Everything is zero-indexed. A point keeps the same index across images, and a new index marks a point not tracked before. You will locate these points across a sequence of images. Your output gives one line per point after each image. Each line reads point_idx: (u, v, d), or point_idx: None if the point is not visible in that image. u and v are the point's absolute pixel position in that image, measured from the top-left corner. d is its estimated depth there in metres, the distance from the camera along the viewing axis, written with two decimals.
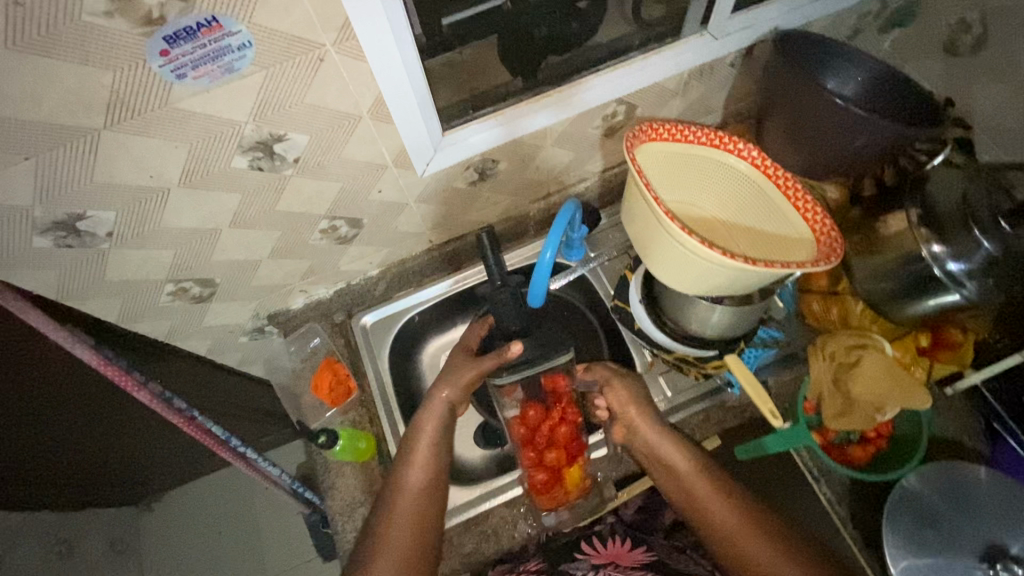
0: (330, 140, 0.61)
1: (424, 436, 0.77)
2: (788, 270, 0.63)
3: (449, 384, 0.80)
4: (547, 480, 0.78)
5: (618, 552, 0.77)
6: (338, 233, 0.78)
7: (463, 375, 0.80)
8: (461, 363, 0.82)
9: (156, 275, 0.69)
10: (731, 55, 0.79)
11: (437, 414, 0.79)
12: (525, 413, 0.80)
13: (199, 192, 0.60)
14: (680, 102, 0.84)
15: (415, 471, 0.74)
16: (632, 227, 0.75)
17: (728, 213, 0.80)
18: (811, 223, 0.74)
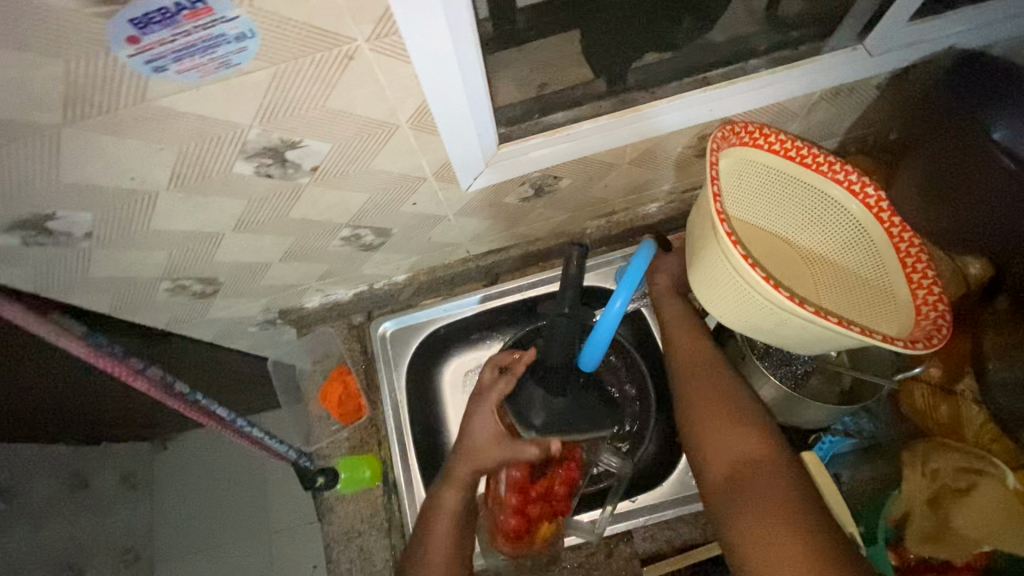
0: (358, 150, 0.49)
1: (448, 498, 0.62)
2: (882, 342, 0.49)
3: (474, 454, 0.62)
4: (517, 529, 0.68)
5: None
6: (362, 241, 0.66)
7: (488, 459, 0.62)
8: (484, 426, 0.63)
9: (150, 273, 0.60)
10: (881, 76, 0.61)
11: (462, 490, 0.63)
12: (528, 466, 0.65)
13: (195, 196, 0.49)
14: (797, 125, 0.67)
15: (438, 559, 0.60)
16: (691, 240, 0.61)
17: (809, 243, 0.66)
18: (918, 287, 0.59)
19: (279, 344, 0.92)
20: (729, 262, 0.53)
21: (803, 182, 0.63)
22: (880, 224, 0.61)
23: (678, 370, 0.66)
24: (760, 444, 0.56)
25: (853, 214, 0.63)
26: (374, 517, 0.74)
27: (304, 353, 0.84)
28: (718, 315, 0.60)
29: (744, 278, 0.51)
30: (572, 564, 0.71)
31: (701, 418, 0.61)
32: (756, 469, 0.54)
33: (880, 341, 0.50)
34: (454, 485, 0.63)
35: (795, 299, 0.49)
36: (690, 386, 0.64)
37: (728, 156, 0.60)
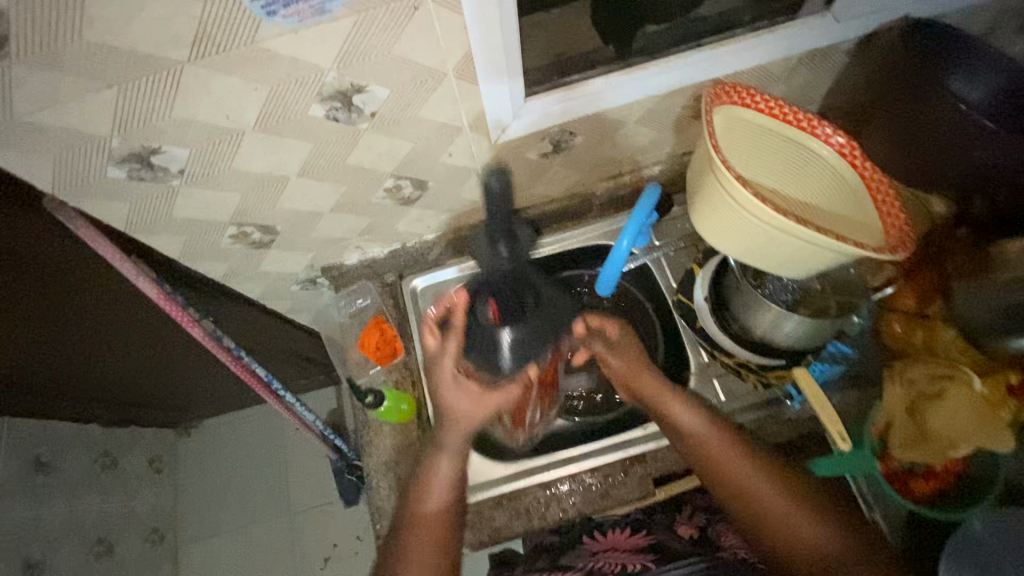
0: (412, 96, 0.58)
1: (433, 480, 0.64)
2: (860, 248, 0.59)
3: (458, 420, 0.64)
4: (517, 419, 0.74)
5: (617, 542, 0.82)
6: (402, 193, 0.75)
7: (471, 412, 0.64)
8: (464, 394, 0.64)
9: (220, 216, 0.68)
10: (849, 42, 0.71)
11: (453, 452, 0.65)
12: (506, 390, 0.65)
13: (273, 137, 0.58)
14: (780, 89, 0.77)
15: (422, 557, 0.60)
16: (693, 184, 0.71)
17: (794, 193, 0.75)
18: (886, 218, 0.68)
19: (315, 306, 1.00)
20: (726, 189, 0.62)
21: (786, 136, 0.73)
22: (853, 168, 0.71)
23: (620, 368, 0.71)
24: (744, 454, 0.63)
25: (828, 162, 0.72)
26: (409, 450, 0.82)
27: (341, 307, 0.92)
28: (721, 246, 0.69)
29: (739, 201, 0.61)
30: (592, 483, 0.78)
31: (682, 428, 0.67)
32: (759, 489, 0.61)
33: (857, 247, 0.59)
34: (446, 452, 0.65)
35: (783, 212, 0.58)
36: (659, 397, 0.68)
37: (721, 112, 0.70)
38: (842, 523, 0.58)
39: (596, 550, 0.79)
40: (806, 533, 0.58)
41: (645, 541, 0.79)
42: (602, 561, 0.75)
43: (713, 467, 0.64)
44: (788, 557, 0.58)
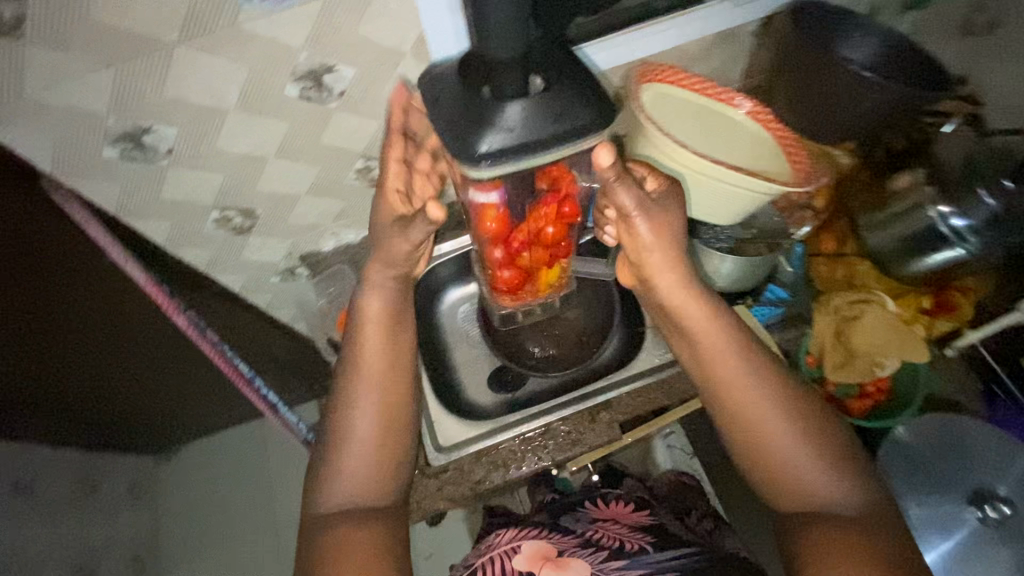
0: (375, 76, 0.67)
1: (370, 327, 0.67)
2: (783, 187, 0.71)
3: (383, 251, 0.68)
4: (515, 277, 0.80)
5: (619, 512, 0.88)
6: (372, 174, 0.83)
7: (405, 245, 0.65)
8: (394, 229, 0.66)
9: (204, 200, 0.75)
10: (752, 23, 0.83)
11: (382, 289, 0.68)
12: (496, 216, 0.69)
13: (252, 116, 0.66)
14: (701, 68, 0.89)
15: (354, 452, 0.63)
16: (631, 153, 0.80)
17: None
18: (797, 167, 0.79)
19: (295, 299, 1.06)
20: (662, 149, 0.73)
21: (706, 106, 0.83)
22: (766, 128, 0.81)
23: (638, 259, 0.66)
24: (753, 375, 0.60)
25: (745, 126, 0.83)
26: None
27: (320, 294, 0.98)
28: None
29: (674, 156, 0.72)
30: (564, 431, 0.84)
31: (694, 337, 0.63)
32: (761, 418, 0.58)
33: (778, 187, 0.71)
34: (374, 288, 0.68)
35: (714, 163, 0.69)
36: (677, 301, 0.64)
37: (648, 89, 0.79)
38: (842, 468, 0.56)
39: (596, 518, 0.86)
40: (800, 472, 0.56)
41: (646, 520, 0.86)
42: (602, 530, 0.81)
43: (720, 382, 0.61)
44: (774, 489, 0.58)
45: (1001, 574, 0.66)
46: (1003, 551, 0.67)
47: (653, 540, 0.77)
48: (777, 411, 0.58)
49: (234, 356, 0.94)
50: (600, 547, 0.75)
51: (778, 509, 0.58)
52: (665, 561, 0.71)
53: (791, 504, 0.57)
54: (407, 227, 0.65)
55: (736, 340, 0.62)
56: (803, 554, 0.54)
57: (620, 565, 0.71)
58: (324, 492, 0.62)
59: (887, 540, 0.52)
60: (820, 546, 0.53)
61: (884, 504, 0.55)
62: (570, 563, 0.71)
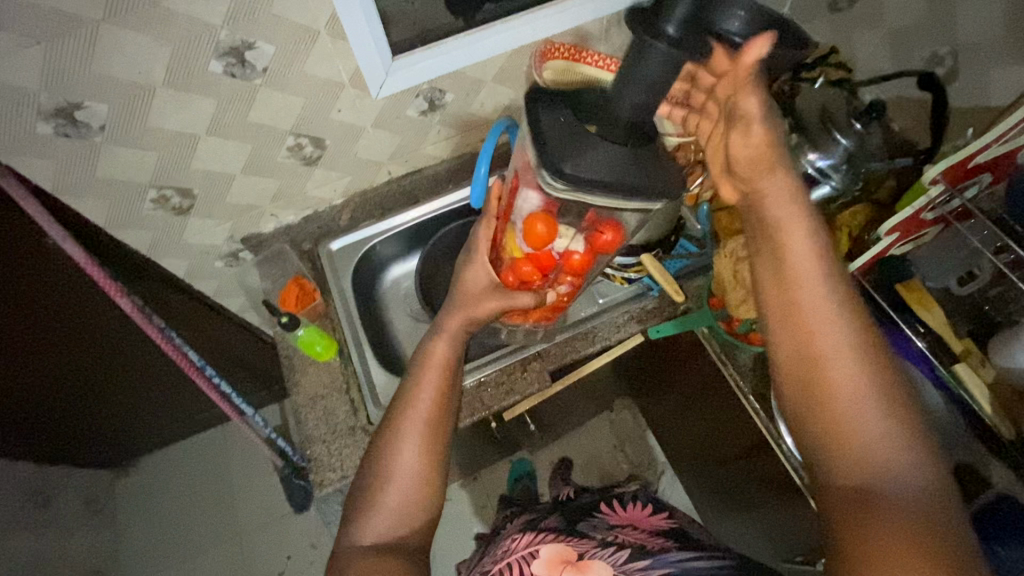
0: (294, 54, 0.74)
1: (430, 373, 0.66)
2: None
3: (466, 300, 0.68)
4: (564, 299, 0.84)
5: (635, 517, 0.91)
6: (304, 152, 0.89)
7: (487, 306, 0.68)
8: (477, 293, 0.68)
9: (140, 178, 0.80)
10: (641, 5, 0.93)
11: (453, 338, 0.68)
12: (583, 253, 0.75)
13: (182, 94, 0.72)
14: (604, 48, 0.98)
15: (399, 485, 0.62)
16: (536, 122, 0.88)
17: None
18: None
19: (242, 285, 1.10)
20: None
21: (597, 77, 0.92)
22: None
23: (749, 176, 0.58)
24: (849, 336, 0.52)
25: None
26: (334, 383, 0.92)
27: (264, 275, 1.02)
28: None
29: None
30: (497, 382, 0.90)
31: (790, 277, 0.54)
32: (843, 379, 0.51)
33: None
34: (444, 334, 0.68)
35: None
36: (784, 231, 0.55)
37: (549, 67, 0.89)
38: (917, 444, 0.49)
39: (614, 525, 0.87)
40: (873, 448, 0.49)
41: (665, 525, 0.88)
42: (622, 534, 0.82)
43: (803, 331, 0.53)
44: (833, 453, 0.51)
45: None
46: None
47: (676, 543, 0.78)
48: (863, 390, 0.50)
49: (180, 340, 0.97)
50: (624, 547, 0.77)
51: (826, 481, 0.51)
52: (686, 560, 0.73)
53: (842, 482, 0.50)
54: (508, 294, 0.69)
55: (842, 293, 0.53)
56: (845, 538, 0.48)
57: (645, 564, 0.72)
58: (363, 524, 0.61)
59: (943, 521, 0.46)
60: (868, 520, 0.47)
61: (949, 483, 0.48)
62: (591, 564, 0.73)
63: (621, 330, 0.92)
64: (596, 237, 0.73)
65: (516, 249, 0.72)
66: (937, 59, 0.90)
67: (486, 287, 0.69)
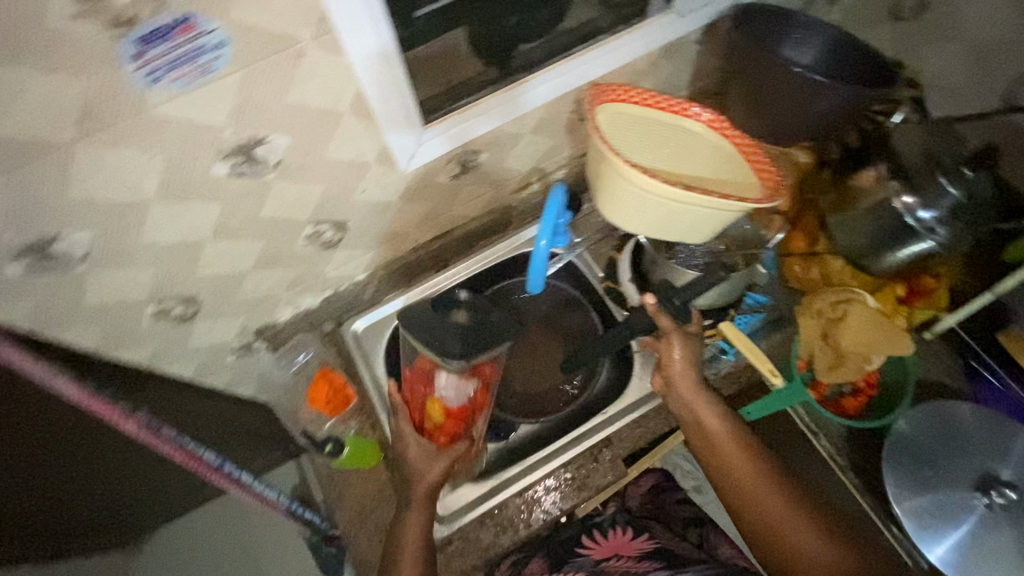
0: (312, 141, 0.61)
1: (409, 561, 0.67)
2: (744, 204, 0.68)
3: (417, 475, 0.73)
4: (479, 437, 0.82)
5: (619, 542, 0.87)
6: (323, 238, 0.76)
7: (435, 469, 0.73)
8: (422, 459, 0.74)
9: (136, 296, 0.66)
10: (695, 33, 0.81)
11: (422, 510, 0.71)
12: (476, 395, 0.83)
13: (179, 204, 0.58)
14: (650, 82, 0.87)
15: None
16: (591, 175, 0.77)
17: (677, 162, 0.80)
18: (760, 176, 0.76)
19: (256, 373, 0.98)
20: (615, 171, 0.70)
21: (662, 121, 0.80)
22: (721, 135, 0.78)
23: (666, 373, 0.74)
24: (769, 478, 0.65)
25: (698, 133, 0.80)
26: (382, 493, 0.81)
27: (283, 368, 0.91)
28: (625, 224, 0.77)
29: (620, 172, 0.69)
30: (568, 475, 0.81)
31: (709, 434, 0.69)
32: (791, 522, 0.62)
33: (731, 201, 0.68)
34: (420, 506, 0.71)
35: (663, 181, 0.66)
36: (697, 411, 0.71)
37: (604, 111, 0.76)
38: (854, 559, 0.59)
39: (597, 561, 0.83)
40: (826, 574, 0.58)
41: (649, 546, 0.84)
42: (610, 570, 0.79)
43: (737, 484, 0.66)
44: None
45: None
46: (1006, 532, 0.68)
47: (662, 563, 0.77)
48: (808, 528, 0.61)
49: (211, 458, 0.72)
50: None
51: None
52: None
53: None
54: (435, 456, 0.74)
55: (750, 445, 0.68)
56: None
57: None
58: None
59: None
60: None
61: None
62: None
63: None
64: (482, 372, 0.83)
65: (436, 417, 0.80)
66: None
67: (427, 458, 0.74)
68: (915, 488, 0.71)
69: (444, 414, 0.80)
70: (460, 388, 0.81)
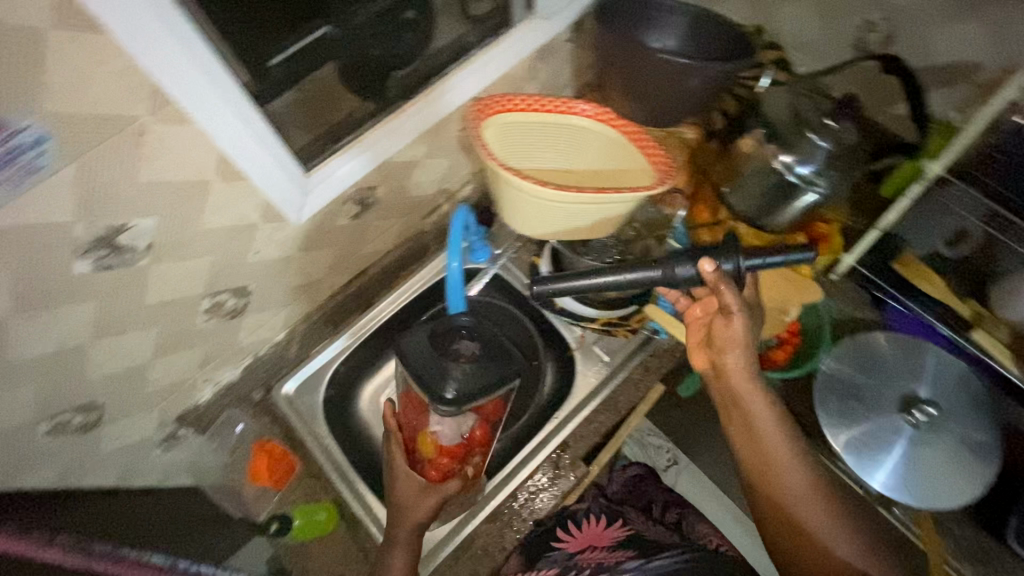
0: (183, 216, 0.57)
1: None
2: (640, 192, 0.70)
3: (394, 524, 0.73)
4: (475, 473, 0.79)
5: (593, 533, 0.83)
6: (225, 308, 0.72)
7: (424, 507, 0.72)
8: (412, 496, 0.73)
9: (22, 419, 0.60)
10: (563, 32, 0.82)
11: (408, 547, 0.71)
12: (473, 432, 0.79)
13: (44, 313, 0.53)
14: (531, 86, 0.87)
15: None
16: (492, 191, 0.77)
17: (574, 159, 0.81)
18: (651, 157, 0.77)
19: None
20: (512, 186, 0.71)
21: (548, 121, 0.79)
22: (610, 127, 0.78)
23: (719, 351, 0.69)
24: (796, 458, 0.68)
25: (586, 126, 0.80)
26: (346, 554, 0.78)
27: (217, 449, 0.85)
28: (537, 233, 0.78)
29: (516, 187, 0.70)
30: (534, 486, 0.81)
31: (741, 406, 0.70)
32: (802, 498, 0.67)
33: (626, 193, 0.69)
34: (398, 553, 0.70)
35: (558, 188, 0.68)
36: (738, 390, 0.70)
37: (490, 124, 0.75)
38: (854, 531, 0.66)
39: (573, 552, 0.78)
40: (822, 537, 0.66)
41: (623, 534, 0.83)
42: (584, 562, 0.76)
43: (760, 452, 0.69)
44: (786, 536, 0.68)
45: (959, 491, 0.71)
46: (934, 446, 0.73)
47: (633, 552, 0.77)
48: (818, 504, 0.67)
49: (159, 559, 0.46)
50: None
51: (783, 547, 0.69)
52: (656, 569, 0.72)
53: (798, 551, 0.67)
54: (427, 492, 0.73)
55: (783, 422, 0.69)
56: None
57: None
58: None
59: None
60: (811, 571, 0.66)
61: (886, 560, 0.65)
62: None
63: (640, 387, 0.86)
64: (484, 410, 0.78)
65: (426, 452, 0.77)
66: (869, 25, 0.85)
67: (417, 493, 0.73)
68: (851, 421, 0.75)
69: (437, 450, 0.77)
70: (457, 426, 0.76)
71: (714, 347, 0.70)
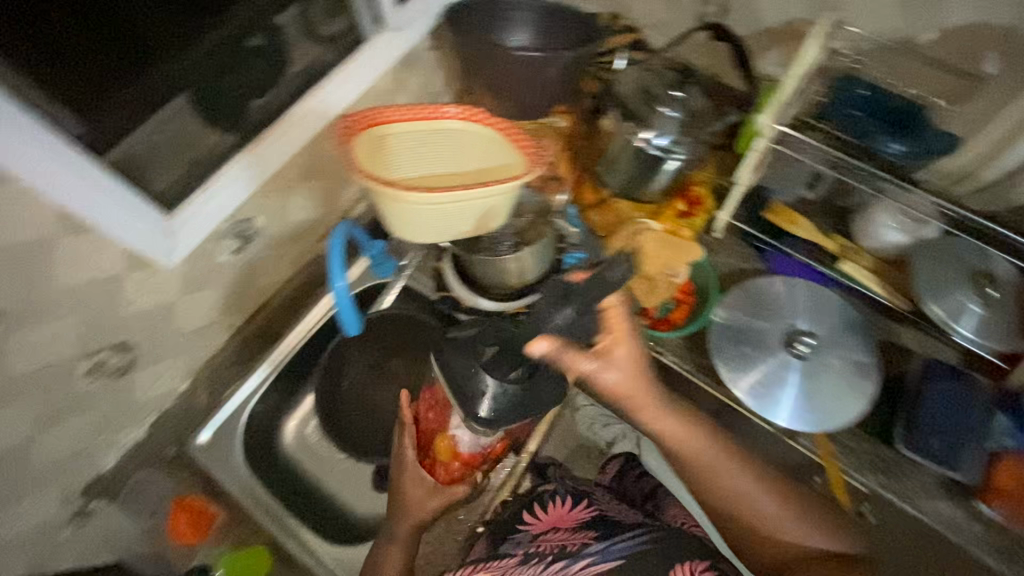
0: (27, 278, 0.54)
1: None
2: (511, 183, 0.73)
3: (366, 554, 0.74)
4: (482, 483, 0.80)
5: (558, 513, 0.72)
6: (108, 366, 0.69)
7: (427, 506, 0.75)
8: (413, 496, 0.76)
9: None
10: (419, 40, 0.84)
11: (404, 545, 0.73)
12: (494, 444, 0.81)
13: None
14: (401, 96, 0.88)
15: None
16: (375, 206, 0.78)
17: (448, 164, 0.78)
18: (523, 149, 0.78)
19: None
20: (387, 196, 0.71)
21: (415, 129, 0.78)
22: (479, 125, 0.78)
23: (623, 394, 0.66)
24: (728, 456, 0.67)
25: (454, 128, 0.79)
26: None
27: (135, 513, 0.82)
28: (423, 238, 0.78)
29: (390, 197, 0.71)
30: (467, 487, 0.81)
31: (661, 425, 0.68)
32: (745, 496, 0.66)
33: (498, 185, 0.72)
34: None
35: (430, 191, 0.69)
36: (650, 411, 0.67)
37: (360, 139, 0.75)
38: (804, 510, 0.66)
39: (537, 533, 0.69)
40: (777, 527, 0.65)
41: (589, 513, 0.71)
42: (546, 543, 0.66)
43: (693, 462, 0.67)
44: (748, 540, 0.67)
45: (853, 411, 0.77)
46: (823, 374, 0.79)
47: (598, 532, 0.66)
48: (760, 493, 0.66)
49: None
50: (545, 563, 0.63)
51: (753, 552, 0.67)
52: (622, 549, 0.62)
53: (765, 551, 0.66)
54: (431, 493, 0.76)
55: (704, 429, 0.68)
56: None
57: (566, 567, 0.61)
58: None
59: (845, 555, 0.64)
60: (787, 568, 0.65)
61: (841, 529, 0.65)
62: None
63: None
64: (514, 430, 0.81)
65: (442, 453, 0.81)
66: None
67: (422, 492, 0.76)
68: (748, 364, 0.80)
69: (452, 453, 0.81)
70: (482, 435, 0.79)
71: (622, 398, 0.67)
